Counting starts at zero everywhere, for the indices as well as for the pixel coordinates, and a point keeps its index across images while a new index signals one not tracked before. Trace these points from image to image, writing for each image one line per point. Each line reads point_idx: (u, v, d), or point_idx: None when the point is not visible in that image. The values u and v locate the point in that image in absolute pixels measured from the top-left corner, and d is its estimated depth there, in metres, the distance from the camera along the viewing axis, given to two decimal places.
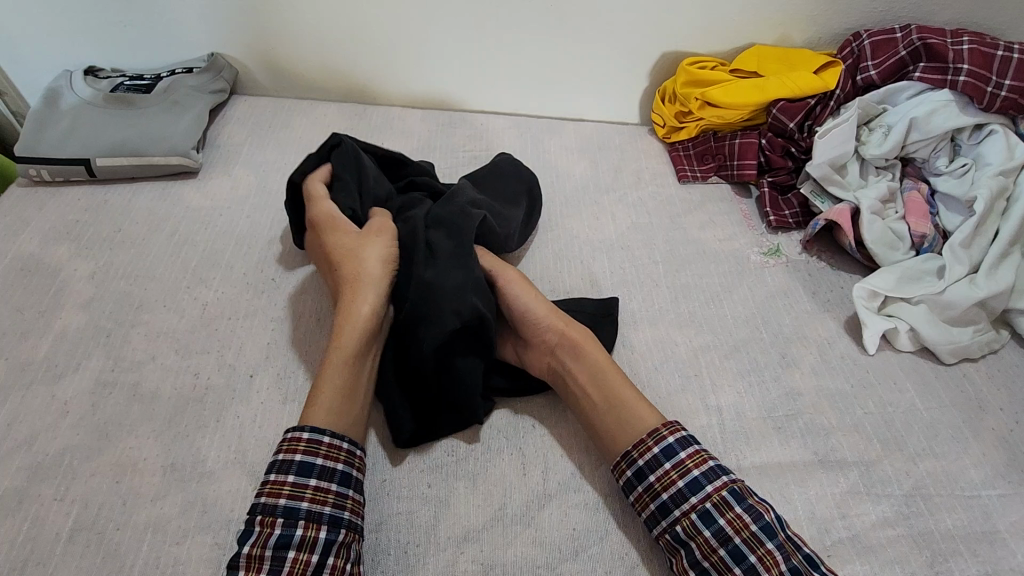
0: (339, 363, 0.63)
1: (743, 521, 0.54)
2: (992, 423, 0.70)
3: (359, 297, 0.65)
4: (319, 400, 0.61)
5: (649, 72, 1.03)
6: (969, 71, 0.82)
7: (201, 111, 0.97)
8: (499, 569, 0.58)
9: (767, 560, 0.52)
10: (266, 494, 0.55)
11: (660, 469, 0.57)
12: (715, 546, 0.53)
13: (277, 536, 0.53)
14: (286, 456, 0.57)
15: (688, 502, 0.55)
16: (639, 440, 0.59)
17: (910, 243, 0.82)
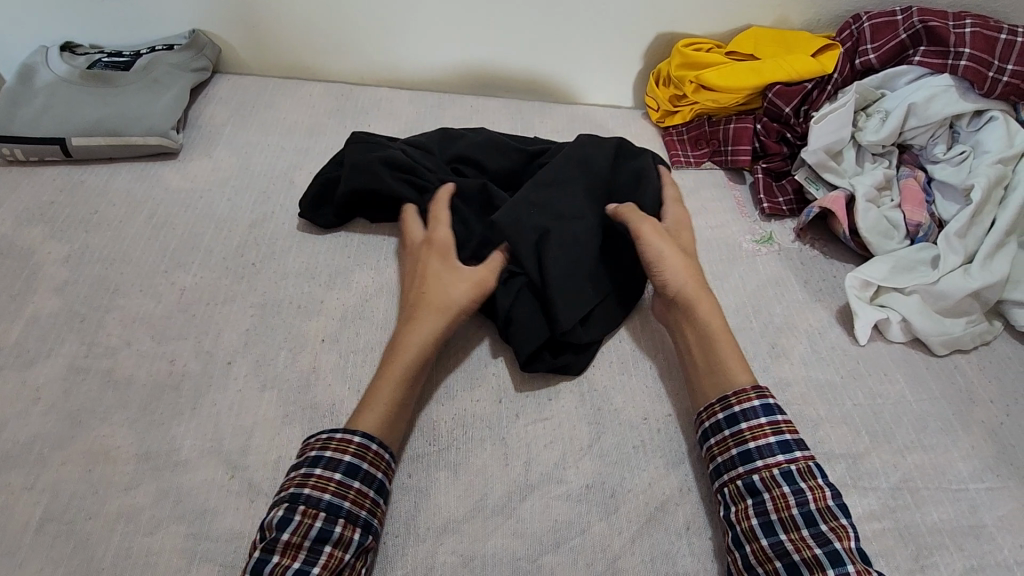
0: (393, 377, 0.62)
1: (821, 491, 0.55)
2: (981, 415, 0.70)
3: (426, 323, 0.65)
4: (371, 407, 0.60)
5: (643, 53, 1.01)
6: (971, 56, 0.80)
7: (182, 89, 0.94)
8: (479, 561, 0.57)
9: (839, 532, 0.53)
10: (310, 486, 0.54)
11: (756, 420, 0.59)
12: (789, 503, 0.55)
13: (318, 529, 0.52)
14: (335, 454, 0.56)
15: (774, 458, 0.57)
16: (741, 389, 0.61)
17: (904, 232, 0.81)
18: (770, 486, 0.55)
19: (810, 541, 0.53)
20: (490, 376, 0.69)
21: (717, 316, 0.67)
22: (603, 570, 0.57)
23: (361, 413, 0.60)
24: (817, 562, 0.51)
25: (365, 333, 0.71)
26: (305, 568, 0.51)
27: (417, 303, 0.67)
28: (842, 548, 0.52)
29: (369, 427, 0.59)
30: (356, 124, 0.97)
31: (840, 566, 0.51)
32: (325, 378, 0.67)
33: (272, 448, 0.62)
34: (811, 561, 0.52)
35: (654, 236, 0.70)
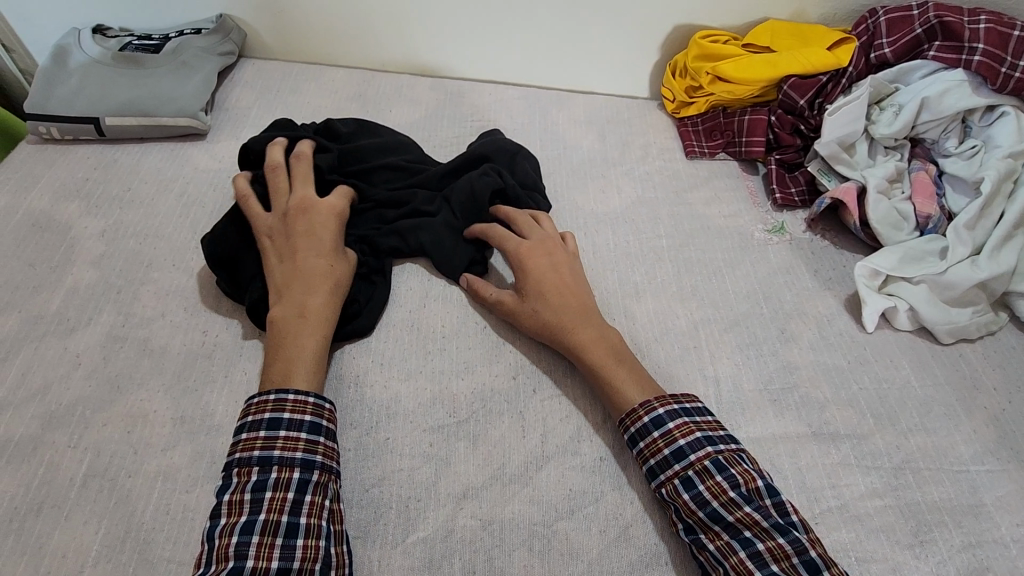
0: (318, 329, 0.65)
1: (720, 487, 0.57)
2: (984, 401, 0.72)
3: (324, 295, 0.67)
4: (296, 362, 0.62)
5: (661, 44, 1.02)
6: (985, 51, 0.81)
7: (210, 72, 0.96)
8: (497, 524, 0.60)
9: (745, 520, 0.55)
10: (240, 450, 0.56)
11: (648, 437, 0.61)
12: (693, 508, 0.57)
13: (254, 482, 0.55)
14: (256, 415, 0.58)
15: (673, 469, 0.59)
16: (632, 410, 0.63)
17: (914, 224, 0.82)
18: (674, 498, 0.58)
19: (721, 535, 0.55)
20: (509, 354, 0.72)
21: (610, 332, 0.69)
22: (615, 537, 0.60)
23: (282, 373, 0.62)
24: (730, 549, 0.54)
25: (389, 310, 0.75)
26: (251, 518, 0.53)
27: (322, 275, 0.69)
28: (751, 534, 0.55)
29: (299, 382, 0.61)
30: (378, 111, 0.99)
31: (750, 547, 0.54)
32: (351, 351, 0.71)
33: None
34: (724, 549, 0.55)
35: (517, 305, 0.71)
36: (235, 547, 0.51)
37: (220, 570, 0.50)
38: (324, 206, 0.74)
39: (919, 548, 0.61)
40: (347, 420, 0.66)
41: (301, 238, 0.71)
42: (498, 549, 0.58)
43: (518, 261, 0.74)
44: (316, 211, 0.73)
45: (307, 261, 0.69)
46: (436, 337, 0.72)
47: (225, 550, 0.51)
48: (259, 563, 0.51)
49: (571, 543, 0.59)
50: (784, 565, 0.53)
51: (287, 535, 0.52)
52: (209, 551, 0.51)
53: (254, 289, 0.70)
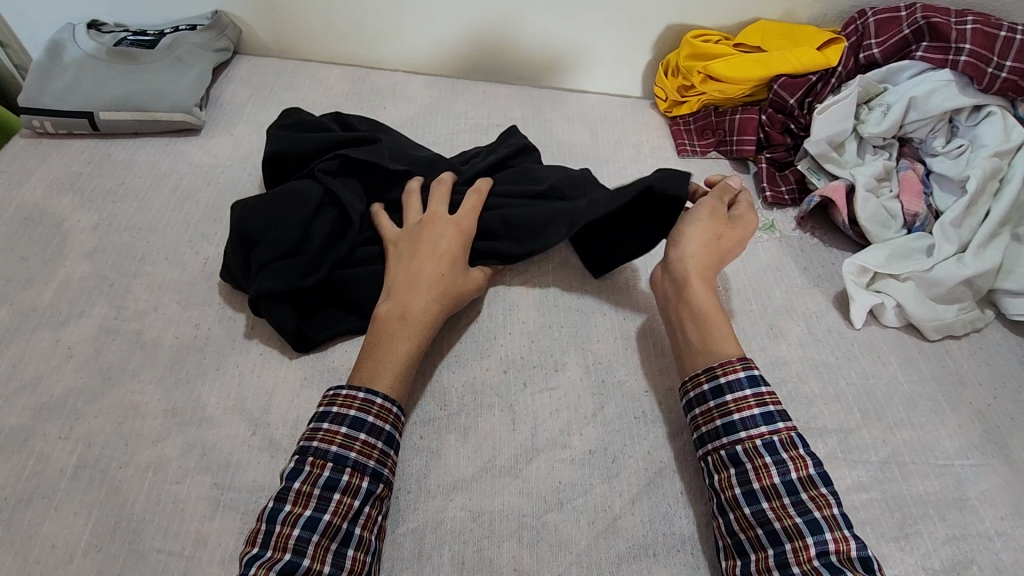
0: (410, 336, 0.65)
1: (804, 462, 0.57)
2: (969, 397, 0.73)
3: (426, 306, 0.67)
4: (385, 363, 0.63)
5: (654, 44, 1.03)
6: (971, 51, 0.82)
7: (205, 68, 0.97)
8: (487, 515, 0.60)
9: (819, 500, 0.55)
10: (318, 439, 0.57)
11: (740, 392, 0.61)
12: (771, 472, 0.57)
13: (326, 477, 0.55)
14: (341, 409, 0.59)
15: (757, 429, 0.59)
16: (728, 360, 0.63)
17: (902, 222, 0.83)
18: (753, 457, 0.57)
19: (789, 508, 0.55)
20: (500, 348, 0.72)
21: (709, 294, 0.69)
22: (604, 529, 0.60)
23: (369, 368, 0.62)
24: (796, 530, 0.54)
25: None
26: (314, 515, 0.54)
27: (434, 284, 0.68)
28: (821, 516, 0.54)
29: (384, 385, 0.61)
30: (372, 108, 1.00)
31: (819, 534, 0.53)
32: (341, 345, 0.71)
33: (293, 407, 0.65)
34: (791, 529, 0.54)
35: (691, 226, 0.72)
36: (295, 541, 0.52)
37: (278, 559, 0.51)
38: (454, 222, 0.72)
39: (904, 540, 0.62)
40: None
41: (422, 243, 0.70)
42: (487, 540, 0.59)
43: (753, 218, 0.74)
44: (445, 227, 0.72)
45: (423, 266, 0.69)
46: None
47: (286, 540, 0.52)
48: (314, 564, 0.52)
49: (562, 535, 0.60)
50: (845, 558, 0.52)
51: (342, 543, 0.53)
52: (269, 533, 0.53)
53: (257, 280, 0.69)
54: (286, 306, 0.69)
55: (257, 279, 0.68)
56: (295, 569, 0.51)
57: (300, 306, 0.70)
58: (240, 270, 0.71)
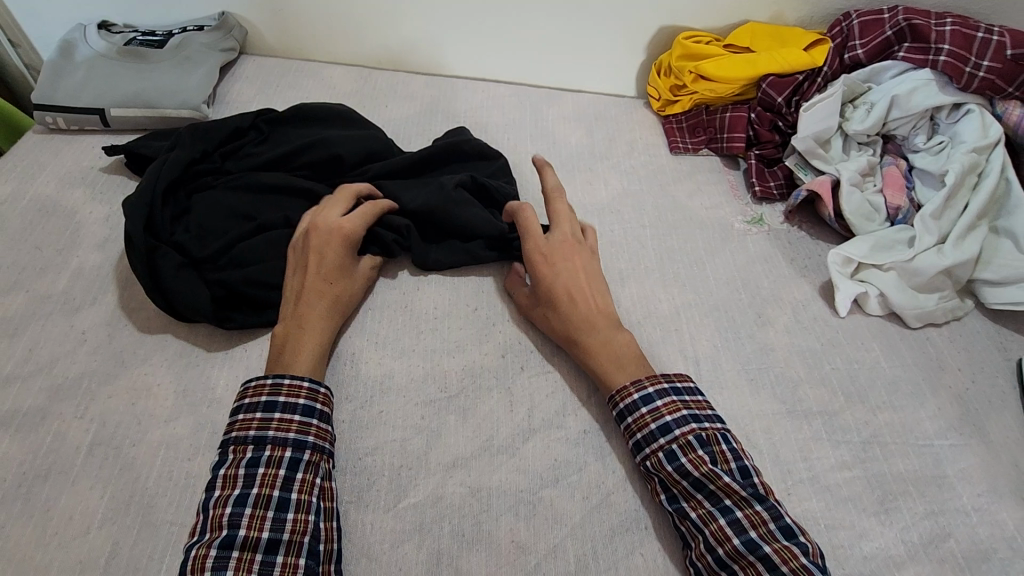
0: (314, 337, 0.67)
1: (702, 460, 0.60)
2: (949, 381, 0.76)
3: (317, 313, 0.69)
4: (294, 362, 0.65)
5: (646, 46, 1.07)
6: (950, 52, 0.85)
7: (213, 66, 1.00)
8: (485, 491, 0.63)
9: (726, 489, 0.58)
10: (236, 429, 0.59)
11: (637, 412, 0.64)
12: (678, 478, 0.60)
13: (248, 458, 0.57)
14: (252, 399, 0.61)
15: (658, 442, 0.62)
16: (623, 386, 0.66)
17: (885, 215, 0.87)
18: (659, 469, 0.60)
19: (704, 503, 0.58)
20: (498, 334, 0.75)
21: (616, 333, 0.70)
22: (596, 503, 0.63)
23: (283, 364, 0.65)
24: (711, 516, 0.57)
25: (382, 291, 0.78)
26: (244, 492, 0.55)
27: (324, 294, 0.70)
28: (731, 502, 0.58)
29: (302, 368, 0.64)
30: (375, 106, 1.03)
31: (730, 515, 0.57)
32: (345, 330, 0.74)
33: None
34: (705, 516, 0.58)
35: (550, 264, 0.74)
36: (228, 517, 0.54)
37: (214, 538, 0.53)
38: (340, 226, 0.73)
39: (884, 515, 0.65)
40: (344, 394, 0.69)
41: (317, 256, 0.71)
42: (485, 513, 0.61)
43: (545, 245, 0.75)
44: (332, 230, 0.73)
45: (316, 280, 0.70)
46: (428, 317, 0.76)
47: (221, 519, 0.54)
48: (251, 532, 0.53)
49: (556, 509, 0.62)
50: (762, 531, 0.56)
51: (278, 508, 0.55)
52: (205, 519, 0.54)
53: (177, 283, 0.70)
54: (196, 284, 0.71)
55: (172, 278, 0.70)
56: (235, 542, 0.53)
57: (208, 284, 0.72)
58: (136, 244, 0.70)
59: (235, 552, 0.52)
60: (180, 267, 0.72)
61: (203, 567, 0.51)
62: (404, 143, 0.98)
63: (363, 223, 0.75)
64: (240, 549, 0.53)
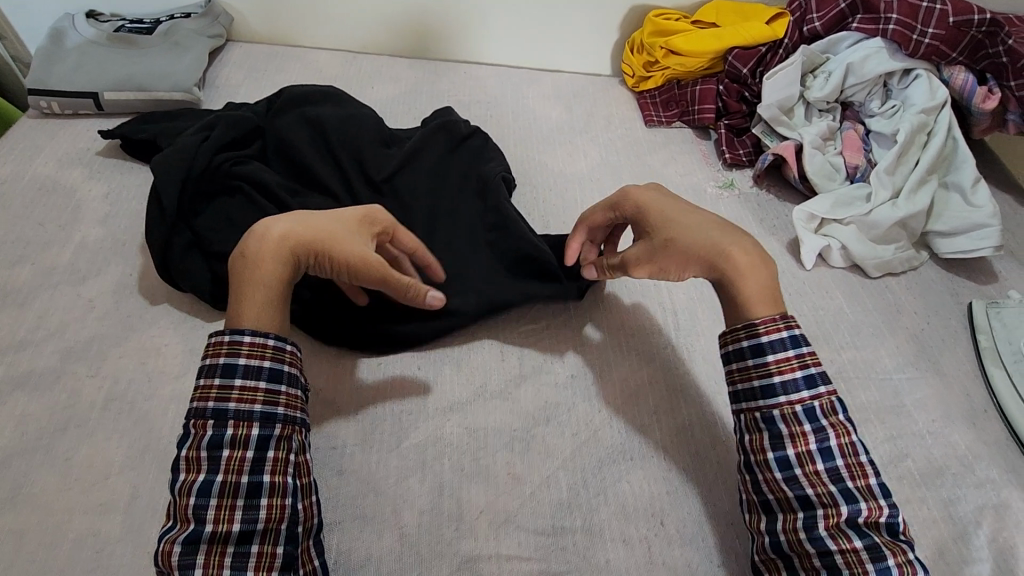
0: (261, 278, 0.58)
1: (843, 429, 0.56)
2: (906, 323, 0.82)
3: (269, 248, 0.59)
4: (241, 302, 0.58)
5: (619, 25, 1.12)
6: (898, 21, 0.91)
7: (201, 51, 1.03)
8: (481, 432, 0.67)
9: (853, 469, 0.54)
10: (197, 399, 0.55)
11: (783, 353, 0.57)
12: (807, 440, 0.55)
13: (209, 437, 0.53)
14: (212, 359, 0.56)
15: (799, 395, 0.56)
16: (770, 317, 0.58)
17: (845, 174, 0.93)
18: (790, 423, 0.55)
19: (823, 475, 0.54)
20: None
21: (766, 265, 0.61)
22: (586, 439, 0.68)
23: (233, 302, 0.59)
24: (832, 499, 0.53)
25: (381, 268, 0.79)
26: (207, 479, 0.52)
27: (286, 230, 0.61)
28: (854, 485, 0.54)
29: (249, 318, 0.57)
30: (360, 88, 1.07)
31: (853, 502, 0.53)
32: None
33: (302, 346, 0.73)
34: (824, 494, 0.54)
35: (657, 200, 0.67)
36: (194, 509, 0.51)
37: (185, 530, 0.51)
38: (362, 207, 0.64)
39: None
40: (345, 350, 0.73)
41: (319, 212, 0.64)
42: (482, 451, 0.66)
43: (638, 187, 0.69)
44: (351, 207, 0.64)
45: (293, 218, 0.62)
46: None
47: (186, 511, 0.51)
48: (220, 525, 0.51)
49: (548, 445, 0.67)
50: (872, 524, 0.53)
51: (248, 495, 0.52)
52: (174, 507, 0.52)
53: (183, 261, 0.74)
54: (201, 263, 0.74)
55: (177, 257, 0.74)
56: (203, 536, 0.50)
57: (211, 261, 0.74)
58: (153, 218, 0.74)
59: (205, 546, 0.50)
60: (188, 246, 0.75)
61: (172, 564, 0.49)
62: (392, 122, 1.02)
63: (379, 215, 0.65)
64: (210, 541, 0.50)
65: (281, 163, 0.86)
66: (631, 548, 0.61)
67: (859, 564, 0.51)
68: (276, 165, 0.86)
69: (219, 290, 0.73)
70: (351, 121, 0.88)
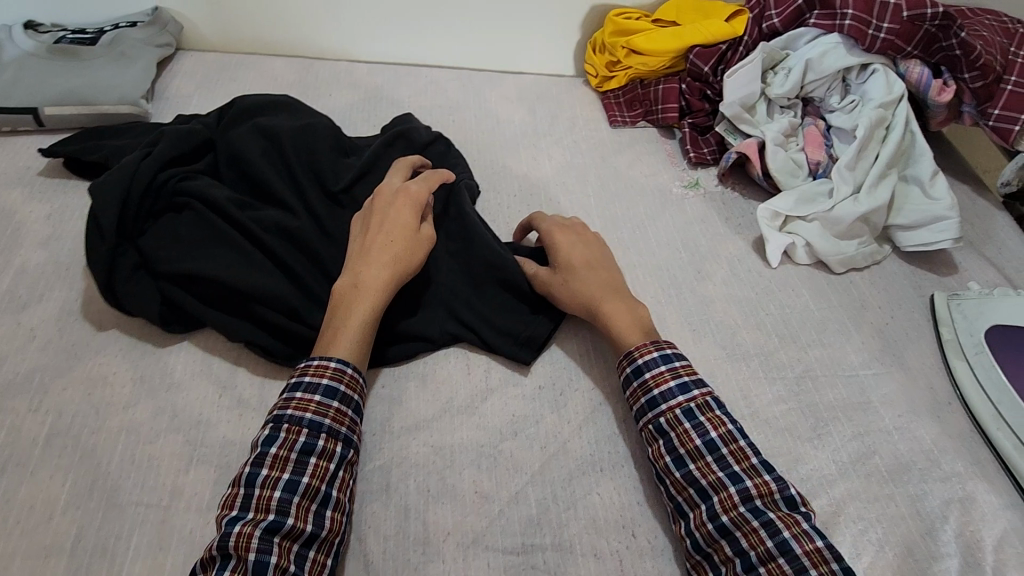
0: (367, 301, 0.65)
1: (720, 420, 0.61)
2: (871, 318, 0.83)
3: (370, 272, 0.67)
4: (345, 329, 0.64)
5: (581, 25, 1.11)
6: (854, 16, 0.91)
7: (149, 61, 0.99)
8: (447, 450, 0.65)
9: (738, 454, 0.59)
10: (292, 407, 0.58)
11: (656, 368, 0.64)
12: (693, 436, 0.60)
13: (302, 443, 0.56)
14: (315, 377, 0.60)
15: (676, 400, 0.62)
16: (642, 345, 0.66)
17: (807, 170, 0.93)
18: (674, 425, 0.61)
19: (714, 466, 0.59)
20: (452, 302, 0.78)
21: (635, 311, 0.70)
22: (554, 452, 0.66)
23: (332, 331, 0.64)
24: (721, 484, 0.58)
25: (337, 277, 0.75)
26: (293, 479, 0.55)
27: (375, 248, 0.69)
28: (741, 468, 0.58)
29: (351, 342, 0.63)
30: (318, 95, 1.04)
31: (741, 483, 0.57)
32: None
33: (260, 369, 0.70)
34: (715, 484, 0.58)
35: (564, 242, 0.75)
36: (277, 502, 0.53)
37: (261, 520, 0.52)
38: (404, 190, 0.74)
39: (817, 439, 0.70)
40: None
41: (381, 215, 0.71)
42: (449, 469, 0.64)
43: (558, 226, 0.77)
44: (397, 194, 0.73)
45: (372, 235, 0.70)
46: None
47: (269, 502, 0.53)
48: (297, 523, 0.53)
49: (515, 460, 0.65)
50: (768, 499, 0.56)
51: (321, 503, 0.55)
52: (250, 497, 0.53)
53: (128, 283, 0.71)
54: (149, 285, 0.71)
55: (122, 279, 0.71)
56: (280, 528, 0.52)
57: (159, 283, 0.72)
58: (95, 239, 0.71)
59: (278, 539, 0.52)
60: (135, 268, 0.72)
61: (248, 547, 0.50)
62: (350, 130, 1.00)
63: (427, 189, 0.75)
64: (284, 535, 0.52)
65: (234, 177, 0.83)
66: (601, 563, 0.60)
67: (759, 541, 0.54)
68: (229, 179, 0.83)
69: (168, 311, 0.71)
70: (305, 129, 0.84)
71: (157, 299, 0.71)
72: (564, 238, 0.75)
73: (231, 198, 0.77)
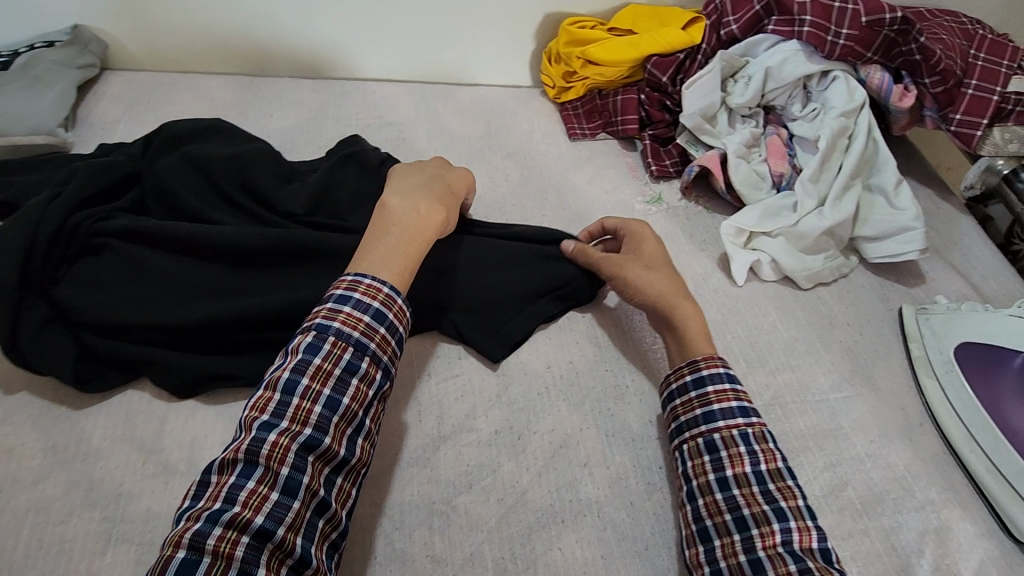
0: (418, 236, 0.65)
1: (773, 455, 0.59)
2: (840, 336, 0.80)
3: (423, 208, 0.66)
4: (393, 258, 0.62)
5: (535, 33, 1.06)
6: (812, 22, 0.88)
7: (67, 86, 0.92)
8: (395, 509, 0.61)
9: (786, 492, 0.56)
10: (340, 322, 0.57)
11: (721, 384, 0.62)
12: (744, 461, 0.58)
13: (348, 361, 0.56)
14: (365, 297, 0.58)
15: (735, 420, 0.60)
16: (710, 356, 0.64)
17: (771, 182, 0.90)
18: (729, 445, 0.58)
19: (759, 498, 0.56)
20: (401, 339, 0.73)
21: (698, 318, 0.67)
22: (513, 504, 0.62)
23: (379, 257, 0.62)
24: (765, 517, 0.54)
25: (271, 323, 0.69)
26: (334, 397, 0.54)
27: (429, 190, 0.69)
28: (787, 506, 0.55)
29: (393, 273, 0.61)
30: (257, 116, 0.98)
31: (785, 522, 0.54)
32: None
33: (188, 429, 0.65)
34: (758, 516, 0.55)
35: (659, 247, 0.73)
36: (316, 417, 0.53)
37: (302, 433, 0.52)
38: None
39: None
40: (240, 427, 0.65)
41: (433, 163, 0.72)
42: (397, 531, 0.59)
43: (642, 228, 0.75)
44: None
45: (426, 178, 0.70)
46: None
47: (308, 415, 0.53)
48: (334, 444, 0.53)
49: (471, 516, 0.61)
50: (806, 546, 0.53)
51: (356, 430, 0.55)
52: (292, 409, 0.53)
53: (38, 340, 0.64)
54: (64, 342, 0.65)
55: (30, 335, 0.63)
56: (316, 447, 0.52)
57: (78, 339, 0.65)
58: None
59: (312, 458, 0.52)
60: (46, 321, 0.65)
61: (284, 460, 0.50)
62: (293, 152, 0.94)
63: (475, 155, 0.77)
64: (318, 454, 0.52)
65: (162, 212, 0.75)
66: None
67: None
68: (157, 215, 0.75)
69: (85, 369, 0.65)
70: (245, 160, 0.77)
71: (72, 357, 0.64)
72: (651, 232, 0.75)
73: (158, 240, 0.70)
